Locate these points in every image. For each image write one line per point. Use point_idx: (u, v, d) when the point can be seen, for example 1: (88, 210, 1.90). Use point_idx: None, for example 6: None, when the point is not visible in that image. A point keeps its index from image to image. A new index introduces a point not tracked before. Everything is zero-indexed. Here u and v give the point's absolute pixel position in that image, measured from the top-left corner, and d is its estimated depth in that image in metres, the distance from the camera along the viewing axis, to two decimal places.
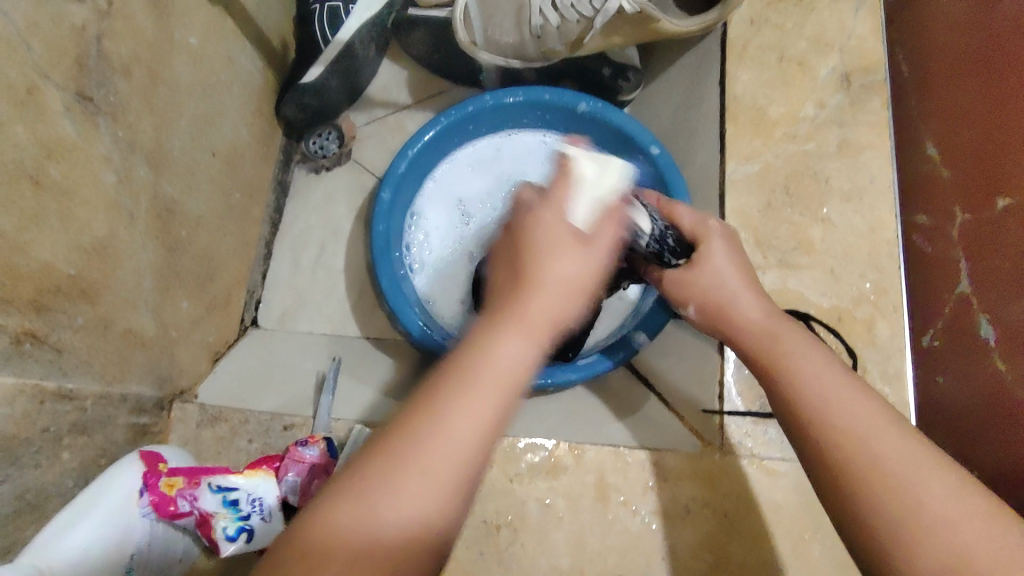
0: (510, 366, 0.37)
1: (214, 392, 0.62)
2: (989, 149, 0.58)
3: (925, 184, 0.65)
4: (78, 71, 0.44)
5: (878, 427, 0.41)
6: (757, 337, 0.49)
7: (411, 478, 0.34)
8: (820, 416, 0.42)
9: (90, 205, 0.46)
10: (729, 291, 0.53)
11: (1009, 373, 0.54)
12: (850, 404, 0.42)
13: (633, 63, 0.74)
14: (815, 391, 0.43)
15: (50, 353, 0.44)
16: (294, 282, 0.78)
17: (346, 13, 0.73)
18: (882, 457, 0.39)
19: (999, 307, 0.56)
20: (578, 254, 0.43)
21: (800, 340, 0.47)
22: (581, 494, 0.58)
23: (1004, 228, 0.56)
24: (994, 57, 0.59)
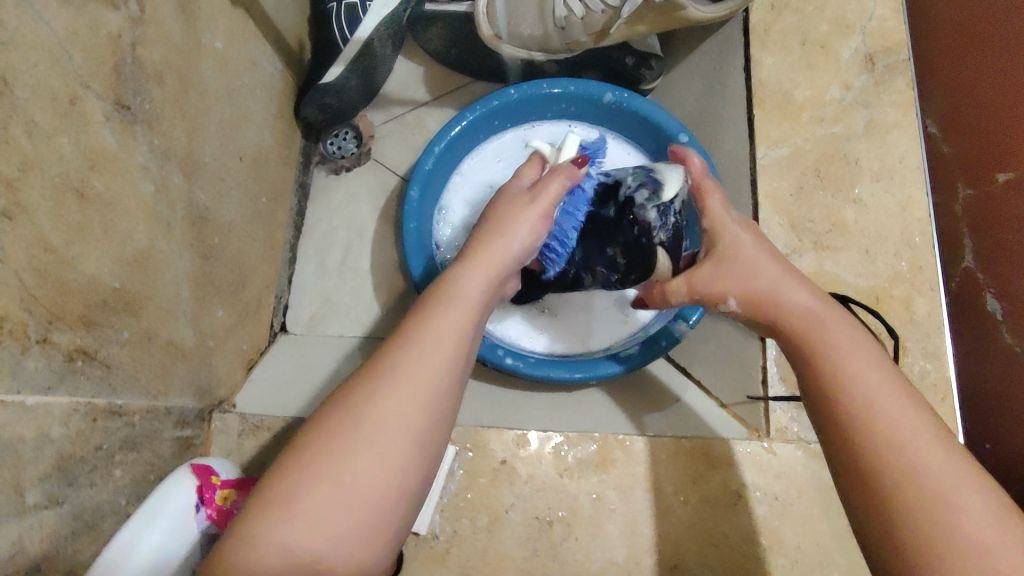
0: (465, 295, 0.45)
1: (253, 402, 0.61)
2: (990, 125, 0.62)
3: (932, 160, 0.68)
4: (116, 79, 0.43)
5: (923, 439, 0.38)
6: (801, 324, 0.46)
7: (317, 484, 0.35)
8: (861, 414, 0.40)
9: (130, 215, 0.45)
10: (769, 285, 0.49)
11: (1016, 344, 0.59)
12: (897, 412, 0.40)
13: (655, 52, 0.74)
14: (862, 400, 0.41)
15: (100, 369, 0.43)
16: (321, 285, 0.77)
17: (363, 10, 0.72)
18: (921, 470, 0.37)
19: (1008, 279, 0.59)
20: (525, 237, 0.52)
21: (845, 330, 0.45)
22: (633, 485, 0.57)
23: (1006, 202, 0.60)
24: (989, 37, 0.62)
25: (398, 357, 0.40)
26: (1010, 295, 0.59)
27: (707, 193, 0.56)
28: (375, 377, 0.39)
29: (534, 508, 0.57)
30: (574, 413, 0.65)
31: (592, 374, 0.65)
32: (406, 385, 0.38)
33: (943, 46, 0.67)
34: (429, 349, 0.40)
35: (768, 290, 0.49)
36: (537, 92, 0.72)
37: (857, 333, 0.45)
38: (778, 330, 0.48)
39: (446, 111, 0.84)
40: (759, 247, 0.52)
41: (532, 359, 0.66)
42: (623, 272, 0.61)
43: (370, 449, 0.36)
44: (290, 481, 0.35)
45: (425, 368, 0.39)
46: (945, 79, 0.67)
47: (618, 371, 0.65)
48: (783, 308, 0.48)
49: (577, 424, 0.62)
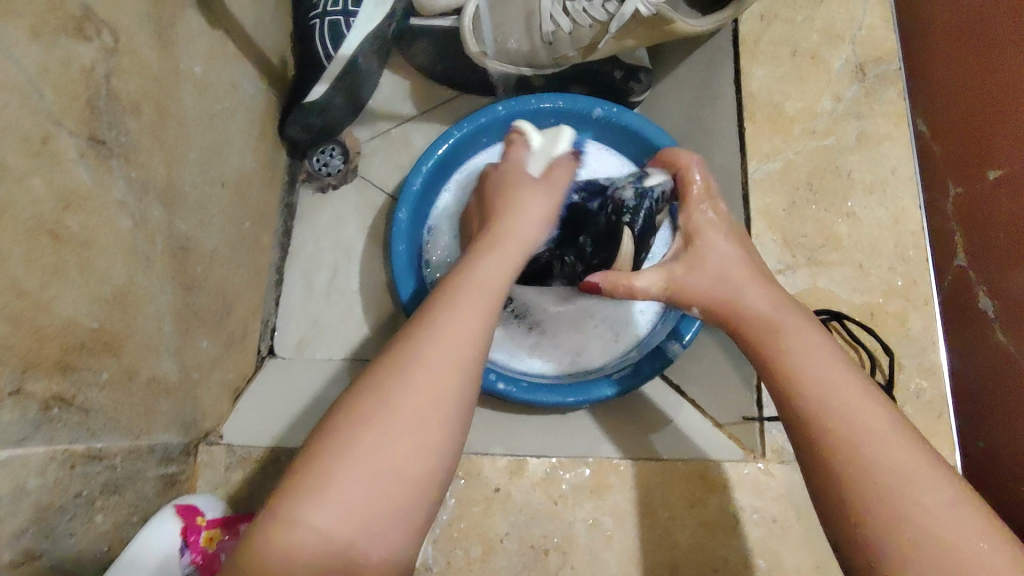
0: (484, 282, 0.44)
1: (240, 432, 0.60)
2: (975, 124, 0.59)
3: (922, 159, 0.66)
4: (90, 114, 0.42)
5: (880, 434, 0.39)
6: (756, 327, 0.46)
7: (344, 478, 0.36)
8: (815, 411, 0.40)
9: (109, 253, 0.44)
10: (728, 286, 0.49)
11: (1010, 344, 0.54)
12: (855, 407, 0.40)
13: (644, 65, 0.73)
14: (816, 400, 0.41)
15: (78, 415, 0.42)
16: (308, 307, 0.76)
17: (346, 26, 0.70)
18: (873, 465, 0.38)
19: (998, 279, 0.56)
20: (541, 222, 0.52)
21: (804, 334, 0.44)
22: (628, 511, 0.56)
23: (994, 200, 0.56)
24: (972, 30, 0.60)
25: (417, 350, 0.40)
26: (1002, 295, 0.55)
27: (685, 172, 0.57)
28: (394, 371, 0.39)
29: (529, 537, 0.56)
30: (567, 438, 0.64)
31: (584, 398, 0.64)
32: (426, 380, 0.39)
33: (929, 49, 0.66)
34: (449, 342, 0.40)
35: (717, 293, 0.49)
36: (526, 107, 0.70)
37: (810, 333, 0.44)
38: (736, 331, 0.48)
39: (433, 126, 0.83)
40: (728, 245, 0.52)
41: (525, 383, 0.65)
42: (590, 258, 0.63)
43: (388, 443, 0.37)
44: (319, 474, 0.36)
45: (447, 360, 0.40)
46: (932, 81, 0.65)
47: (610, 394, 0.64)
48: (742, 312, 0.47)
49: (571, 449, 0.61)
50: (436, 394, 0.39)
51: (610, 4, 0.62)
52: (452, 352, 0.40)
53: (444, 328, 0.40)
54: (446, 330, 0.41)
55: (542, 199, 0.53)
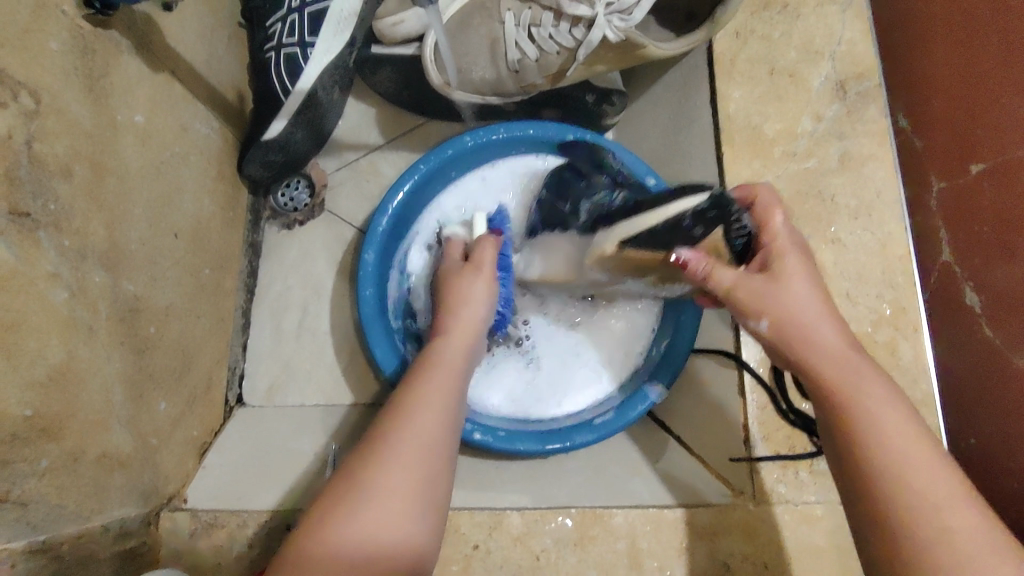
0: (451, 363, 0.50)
1: (205, 493, 0.57)
2: (961, 116, 0.59)
3: (904, 156, 0.66)
4: (9, 187, 0.38)
5: (956, 500, 0.38)
6: (831, 362, 0.43)
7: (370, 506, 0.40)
8: (890, 474, 0.39)
9: (41, 331, 0.41)
10: (805, 313, 0.44)
11: (996, 337, 0.56)
12: (925, 469, 0.39)
13: (617, 87, 0.71)
14: (893, 460, 0.39)
15: (14, 510, 0.39)
16: (278, 350, 0.73)
17: (304, 58, 0.66)
18: (956, 535, 0.37)
19: (984, 272, 0.57)
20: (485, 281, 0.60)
21: (876, 377, 0.42)
22: (615, 564, 0.54)
23: (979, 195, 0.58)
24: (955, 22, 0.60)
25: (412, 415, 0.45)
26: (992, 289, 0.56)
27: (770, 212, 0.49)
28: (372, 455, 0.42)
29: None
30: (549, 485, 0.62)
31: (565, 444, 0.62)
32: (399, 456, 0.42)
33: (919, 51, 0.63)
34: (418, 432, 0.43)
35: (792, 307, 0.44)
36: (493, 138, 0.69)
37: (882, 378, 0.42)
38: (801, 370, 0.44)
39: (402, 155, 0.80)
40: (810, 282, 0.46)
41: (503, 431, 0.64)
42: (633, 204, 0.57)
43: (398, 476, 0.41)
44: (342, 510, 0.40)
45: (418, 443, 0.43)
46: (916, 76, 0.64)
47: (592, 439, 0.63)
48: (813, 346, 0.43)
49: (555, 497, 0.58)
50: (420, 468, 0.42)
51: (576, 30, 0.60)
52: (420, 440, 0.43)
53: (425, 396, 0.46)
54: (413, 422, 0.44)
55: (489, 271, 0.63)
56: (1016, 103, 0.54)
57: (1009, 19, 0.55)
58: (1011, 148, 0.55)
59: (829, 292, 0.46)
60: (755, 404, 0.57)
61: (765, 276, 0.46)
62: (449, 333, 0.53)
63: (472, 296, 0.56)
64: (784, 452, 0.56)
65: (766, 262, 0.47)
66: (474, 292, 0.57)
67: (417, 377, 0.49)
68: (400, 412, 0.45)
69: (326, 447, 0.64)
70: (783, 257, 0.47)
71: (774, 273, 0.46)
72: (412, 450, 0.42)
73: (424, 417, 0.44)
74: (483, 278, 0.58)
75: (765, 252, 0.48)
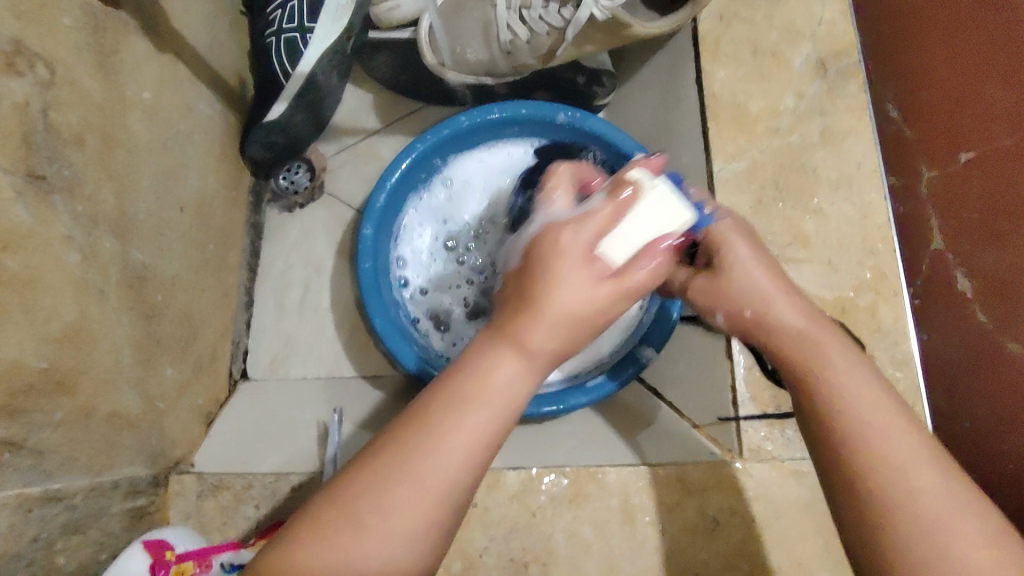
0: (504, 396, 0.37)
1: (213, 459, 0.59)
2: (951, 106, 0.58)
3: (894, 146, 0.65)
4: (27, 150, 0.41)
5: (923, 463, 0.38)
6: (794, 342, 0.44)
7: (397, 498, 0.34)
8: (856, 441, 0.40)
9: (56, 289, 0.43)
10: (761, 296, 0.46)
11: (988, 322, 0.54)
12: (892, 433, 0.39)
13: (607, 68, 0.74)
14: (859, 424, 0.40)
15: (31, 457, 0.41)
16: (282, 326, 0.76)
17: (303, 42, 0.68)
18: (918, 491, 0.37)
19: (975, 258, 0.55)
20: (591, 283, 0.38)
21: (842, 350, 0.43)
22: (607, 519, 0.56)
23: (970, 181, 0.56)
24: (935, 11, 0.59)
25: (467, 417, 0.36)
26: (982, 275, 0.54)
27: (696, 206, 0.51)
28: (396, 472, 0.35)
29: (508, 551, 0.56)
30: (544, 448, 0.64)
31: (558, 407, 0.65)
32: (431, 476, 0.35)
33: (904, 45, 0.63)
34: (451, 461, 0.35)
35: (745, 289, 0.47)
36: (488, 117, 0.71)
37: (847, 347, 0.43)
38: (768, 347, 0.46)
39: (399, 139, 0.82)
40: (753, 257, 0.48)
41: None
42: None
43: (436, 472, 0.35)
44: (371, 490, 0.35)
45: (465, 447, 0.36)
46: (904, 67, 0.64)
47: (585, 402, 0.66)
48: (773, 325, 0.45)
49: (549, 459, 0.61)
50: (456, 472, 0.35)
51: (565, 10, 0.62)
52: (453, 471, 0.35)
53: (483, 399, 0.36)
54: (449, 443, 0.36)
55: (588, 288, 0.38)
56: (1000, 92, 0.53)
57: (983, 12, 0.54)
58: (998, 137, 0.53)
59: (776, 264, 0.48)
60: (742, 365, 0.59)
61: (710, 272, 0.49)
62: (531, 348, 0.37)
63: (578, 314, 0.37)
64: (771, 411, 0.57)
65: (711, 256, 0.50)
66: (573, 305, 0.37)
67: (454, 394, 0.37)
68: (434, 433, 0.36)
69: (328, 414, 0.66)
70: (727, 242, 0.49)
71: (716, 267, 0.49)
72: (440, 482, 0.35)
73: (462, 441, 0.36)
74: (606, 300, 0.38)
75: (706, 246, 0.50)
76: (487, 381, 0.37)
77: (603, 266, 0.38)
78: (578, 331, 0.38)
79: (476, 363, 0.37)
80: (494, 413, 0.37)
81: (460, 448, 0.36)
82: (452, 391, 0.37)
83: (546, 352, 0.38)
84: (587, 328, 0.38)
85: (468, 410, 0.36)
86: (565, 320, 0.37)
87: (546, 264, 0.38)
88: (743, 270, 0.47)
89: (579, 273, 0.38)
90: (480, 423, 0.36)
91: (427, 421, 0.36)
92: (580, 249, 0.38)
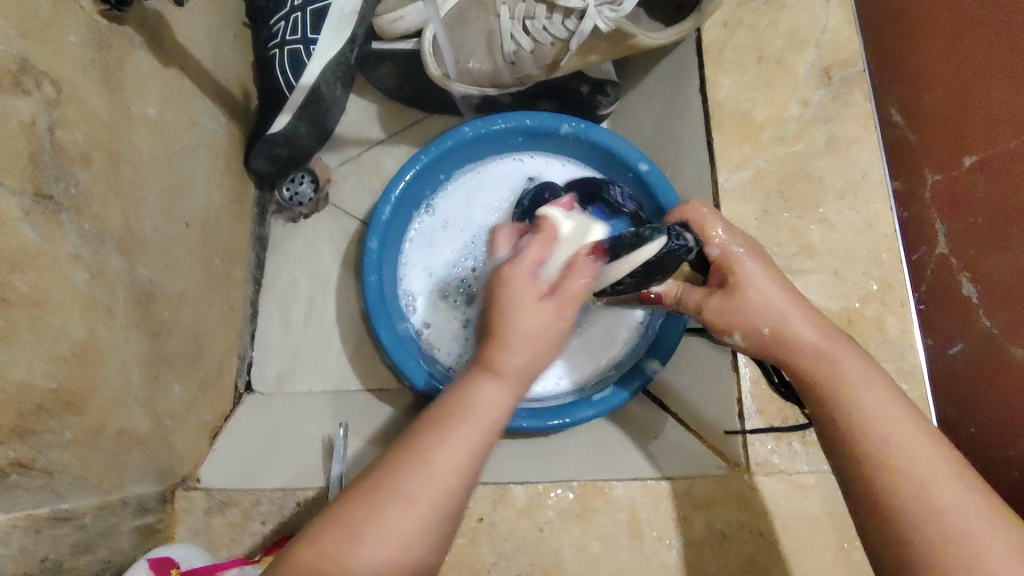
0: (484, 414, 0.40)
1: (219, 475, 0.59)
2: (956, 110, 0.58)
3: (896, 150, 0.65)
4: (33, 169, 0.41)
5: (946, 476, 0.38)
6: (810, 358, 0.44)
7: (390, 513, 0.37)
8: (876, 456, 0.40)
9: (64, 308, 0.42)
10: (778, 314, 0.45)
11: (994, 328, 0.54)
12: (912, 447, 0.39)
13: (611, 78, 0.74)
14: (879, 438, 0.40)
15: (40, 478, 0.41)
16: (286, 339, 0.76)
17: (307, 55, 0.68)
18: (941, 504, 0.37)
19: (981, 263, 0.56)
20: (540, 304, 0.42)
21: (859, 365, 0.43)
22: (615, 533, 0.56)
23: (977, 187, 0.56)
24: (940, 15, 0.60)
25: (448, 438, 0.39)
26: (988, 281, 0.55)
27: (709, 224, 0.49)
28: (391, 489, 0.37)
29: (516, 567, 0.55)
30: (550, 462, 0.63)
31: (565, 420, 0.65)
32: (421, 491, 0.38)
33: (909, 48, 0.63)
34: (440, 474, 0.38)
35: (757, 313, 0.46)
36: (491, 129, 0.71)
37: (866, 366, 0.43)
38: (785, 363, 0.45)
39: (403, 149, 0.82)
40: (770, 278, 0.47)
41: None
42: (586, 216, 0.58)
43: (421, 486, 0.38)
44: (370, 506, 0.37)
45: (449, 463, 0.38)
46: (906, 71, 0.63)
47: (592, 415, 0.65)
48: (789, 340, 0.45)
49: (557, 473, 0.60)
50: (440, 487, 0.38)
51: (569, 22, 0.63)
52: (442, 482, 0.38)
53: (466, 419, 0.39)
54: (434, 459, 0.38)
55: (540, 311, 0.41)
56: (1009, 96, 0.53)
57: (993, 16, 0.55)
58: (1001, 141, 0.54)
59: (791, 282, 0.47)
60: (748, 377, 0.59)
61: (725, 292, 0.48)
62: (500, 371, 0.41)
63: (533, 332, 0.41)
64: (778, 425, 0.57)
65: (725, 276, 0.48)
66: (525, 327, 0.41)
67: (439, 415, 0.40)
68: (421, 452, 0.38)
69: (335, 429, 0.66)
70: (738, 265, 0.47)
71: (731, 287, 0.47)
72: (430, 490, 0.38)
73: (447, 458, 0.38)
74: (552, 315, 0.42)
75: (719, 266, 0.49)
76: (468, 403, 0.40)
77: (542, 286, 0.43)
78: (550, 346, 0.42)
79: (458, 388, 0.41)
80: (474, 434, 0.39)
81: (448, 463, 0.38)
82: (441, 408, 0.40)
83: (519, 373, 0.41)
84: (548, 346, 0.42)
85: (452, 428, 0.39)
86: (525, 341, 0.41)
87: (495, 301, 0.42)
88: (755, 287, 0.46)
89: (522, 295, 0.42)
90: (464, 441, 0.39)
91: (413, 443, 0.39)
92: (522, 274, 0.43)
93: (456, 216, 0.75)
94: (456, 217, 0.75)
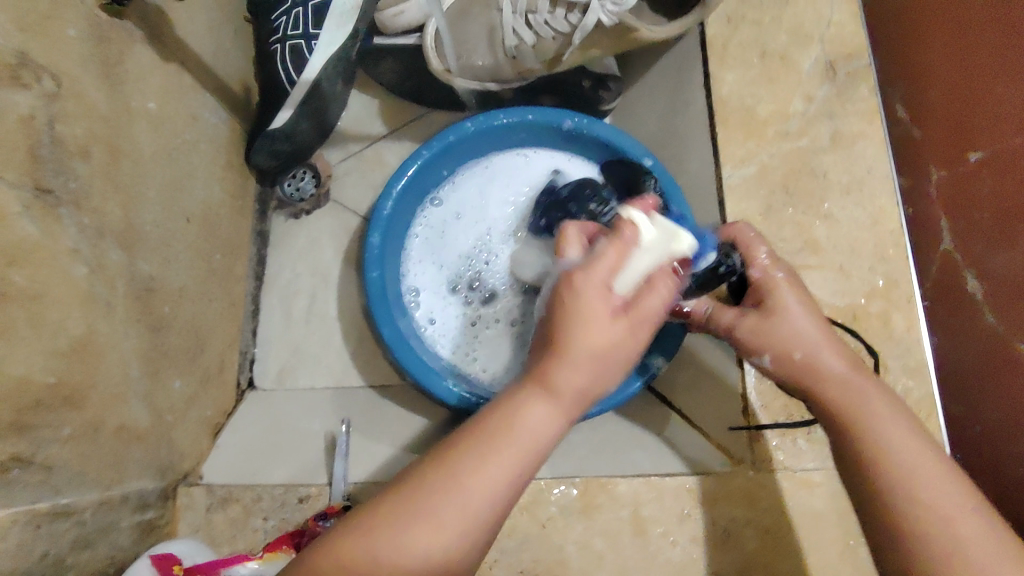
0: (533, 438, 0.39)
1: (219, 471, 0.59)
2: (960, 105, 0.57)
3: (901, 147, 0.64)
4: (32, 164, 0.40)
5: (965, 511, 0.38)
6: (833, 386, 0.44)
7: (421, 529, 0.37)
8: (893, 484, 0.39)
9: (63, 303, 0.42)
10: (807, 341, 0.45)
11: (998, 325, 0.53)
12: (932, 480, 0.39)
13: (612, 72, 0.73)
14: (898, 468, 0.40)
15: (39, 473, 0.40)
16: (289, 335, 0.75)
17: (308, 50, 0.67)
18: (957, 536, 0.37)
19: (986, 260, 0.55)
20: (612, 322, 0.40)
21: (883, 400, 0.43)
22: (619, 530, 0.55)
23: (980, 181, 0.55)
24: (946, 9, 0.59)
25: (490, 459, 0.38)
26: (990, 279, 0.54)
27: (755, 248, 0.50)
28: (426, 506, 0.37)
29: (519, 563, 0.55)
30: (554, 459, 0.63)
31: None
32: (458, 507, 0.37)
33: (913, 43, 0.63)
34: (479, 494, 0.38)
35: (784, 331, 0.46)
36: (493, 124, 0.70)
37: (890, 401, 0.43)
38: (808, 391, 0.45)
39: (407, 145, 0.82)
40: (802, 304, 0.47)
41: None
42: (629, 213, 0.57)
43: (456, 506, 0.37)
44: (402, 521, 0.37)
45: (490, 487, 0.38)
46: (913, 65, 0.63)
47: (597, 411, 0.64)
48: (814, 368, 0.45)
49: (559, 469, 0.60)
50: (476, 506, 0.37)
51: (571, 15, 0.62)
52: (480, 501, 0.38)
53: (511, 440, 0.39)
54: (484, 469, 0.38)
55: (611, 330, 0.40)
56: (1013, 91, 0.52)
57: (996, 13, 0.54)
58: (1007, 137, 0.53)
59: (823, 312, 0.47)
60: (753, 374, 0.59)
61: (759, 312, 0.48)
62: (557, 387, 0.39)
63: (602, 348, 0.39)
64: (781, 421, 0.57)
65: (761, 297, 0.49)
66: (594, 344, 0.39)
67: (490, 432, 0.39)
68: (468, 463, 0.38)
69: (336, 425, 0.66)
70: (775, 290, 0.48)
71: (768, 309, 0.47)
72: (467, 510, 0.37)
73: (488, 478, 0.38)
74: (621, 333, 0.40)
75: (758, 288, 0.49)
76: (518, 421, 0.39)
77: (616, 301, 0.40)
78: (610, 366, 0.40)
79: (508, 405, 0.40)
80: (516, 457, 0.39)
81: (488, 484, 0.38)
82: (491, 423, 0.39)
83: (573, 395, 0.40)
84: (611, 364, 0.40)
85: (500, 449, 0.38)
86: (590, 360, 0.39)
87: (567, 305, 0.40)
88: (784, 309, 0.47)
89: (596, 310, 0.40)
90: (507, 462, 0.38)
91: (455, 459, 0.39)
92: (596, 286, 0.40)
93: (464, 210, 0.75)
94: (466, 210, 0.75)
